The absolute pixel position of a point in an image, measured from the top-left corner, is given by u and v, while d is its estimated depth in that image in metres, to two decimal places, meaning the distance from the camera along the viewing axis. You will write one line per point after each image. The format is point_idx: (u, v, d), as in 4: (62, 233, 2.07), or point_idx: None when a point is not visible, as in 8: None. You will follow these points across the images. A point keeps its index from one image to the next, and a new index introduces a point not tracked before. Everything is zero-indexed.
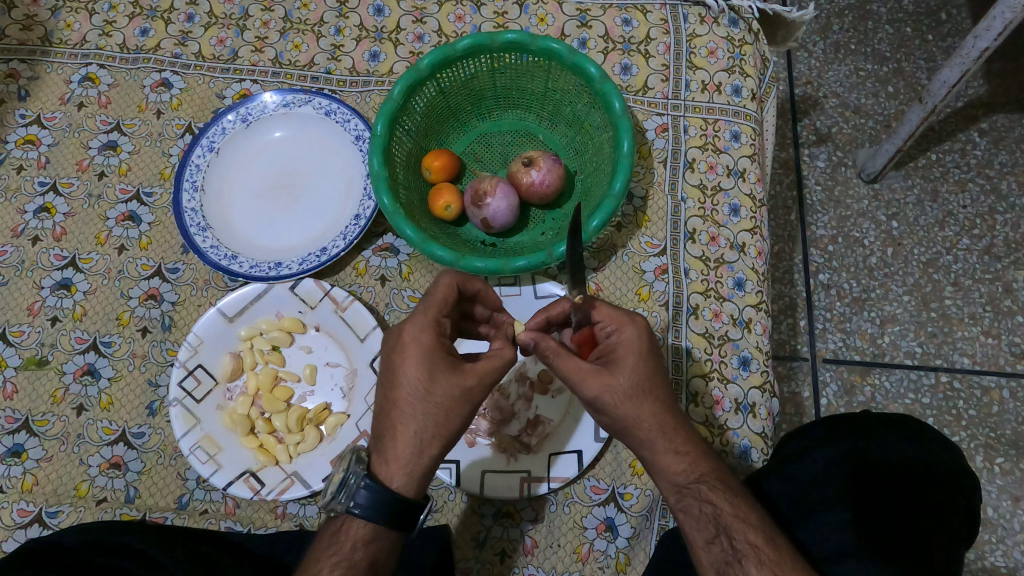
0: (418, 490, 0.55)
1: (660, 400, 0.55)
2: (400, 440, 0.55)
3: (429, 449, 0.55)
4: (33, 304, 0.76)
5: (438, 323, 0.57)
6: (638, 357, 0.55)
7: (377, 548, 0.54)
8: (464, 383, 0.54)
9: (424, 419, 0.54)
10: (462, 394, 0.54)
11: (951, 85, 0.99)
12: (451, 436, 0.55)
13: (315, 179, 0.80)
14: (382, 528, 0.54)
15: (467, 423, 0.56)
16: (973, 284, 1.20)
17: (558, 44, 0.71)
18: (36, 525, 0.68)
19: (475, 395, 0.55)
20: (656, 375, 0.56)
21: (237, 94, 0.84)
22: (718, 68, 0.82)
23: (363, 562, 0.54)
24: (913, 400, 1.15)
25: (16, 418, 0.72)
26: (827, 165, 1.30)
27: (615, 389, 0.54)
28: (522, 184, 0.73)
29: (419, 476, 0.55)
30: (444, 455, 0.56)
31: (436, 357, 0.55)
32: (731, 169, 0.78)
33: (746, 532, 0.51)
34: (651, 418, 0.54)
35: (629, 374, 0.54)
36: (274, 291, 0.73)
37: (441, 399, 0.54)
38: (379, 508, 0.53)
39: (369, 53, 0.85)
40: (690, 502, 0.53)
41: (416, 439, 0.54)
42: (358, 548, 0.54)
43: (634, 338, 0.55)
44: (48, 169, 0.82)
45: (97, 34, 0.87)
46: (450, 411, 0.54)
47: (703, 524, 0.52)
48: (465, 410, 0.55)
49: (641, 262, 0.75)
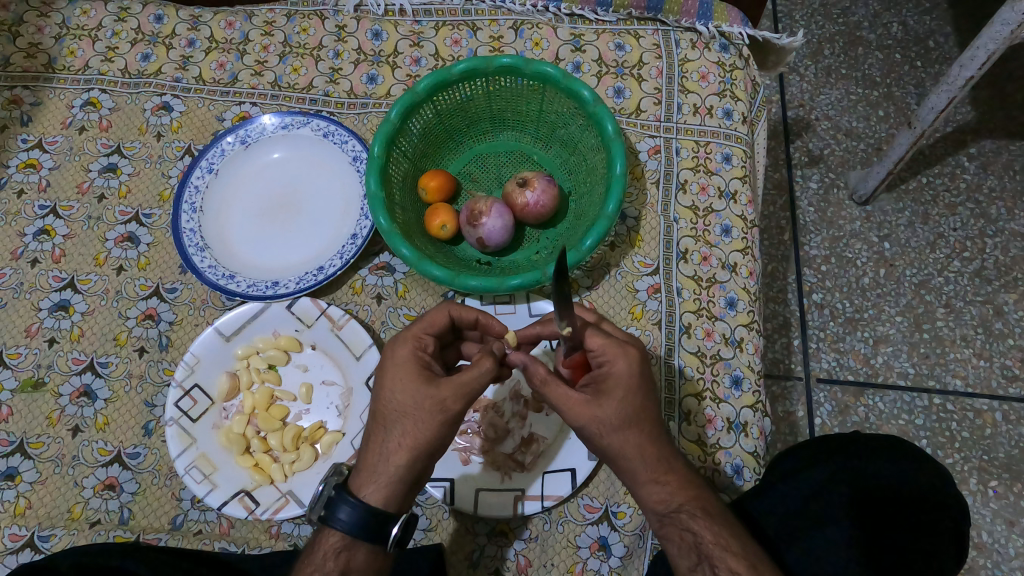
0: (388, 501, 0.55)
1: (644, 424, 0.55)
2: (372, 449, 0.56)
3: (395, 457, 0.55)
4: (30, 326, 0.77)
5: (420, 342, 0.59)
6: (625, 390, 0.54)
7: (348, 559, 0.54)
8: (435, 394, 0.55)
9: (395, 429, 0.55)
10: (432, 403, 0.55)
11: (938, 111, 1.01)
12: (421, 446, 0.55)
13: (313, 199, 0.81)
14: (355, 540, 0.54)
15: (443, 435, 0.56)
16: (965, 306, 1.21)
17: (552, 68, 0.73)
18: (28, 549, 0.67)
19: (449, 407, 0.55)
20: (642, 399, 0.55)
21: (236, 116, 0.86)
22: (709, 92, 0.83)
23: (334, 572, 0.54)
24: (907, 421, 1.15)
25: (10, 440, 0.72)
26: (819, 187, 1.31)
27: (600, 420, 0.54)
28: (517, 204, 0.74)
29: (389, 485, 0.55)
30: (417, 467, 0.56)
31: (411, 370, 0.56)
32: (723, 190, 0.79)
33: (728, 561, 0.51)
34: (636, 445, 0.54)
35: (614, 406, 0.54)
36: (272, 309, 0.74)
37: (411, 408, 0.55)
38: (348, 518, 0.54)
39: (367, 76, 0.87)
40: (671, 530, 0.54)
41: (383, 447, 0.55)
42: (329, 559, 0.54)
43: (623, 370, 0.55)
44: (49, 192, 0.83)
45: (100, 59, 0.89)
46: (418, 420, 0.55)
47: (685, 551, 0.53)
48: (435, 420, 0.55)
49: (635, 281, 0.76)
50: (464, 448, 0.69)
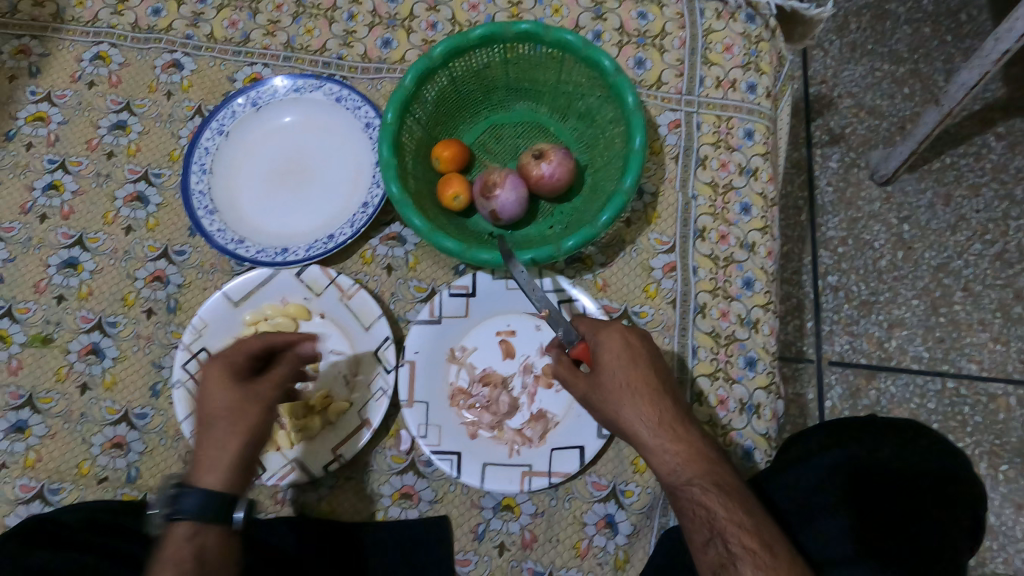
0: (230, 485, 0.55)
1: (649, 399, 0.59)
2: (206, 443, 0.56)
3: (232, 444, 0.56)
4: (40, 282, 0.76)
5: (231, 352, 0.59)
6: (621, 357, 0.61)
7: (201, 543, 0.53)
8: (254, 388, 0.58)
9: (228, 425, 0.56)
10: (239, 398, 0.57)
11: (969, 88, 0.97)
12: (256, 430, 0.57)
13: (323, 166, 0.80)
14: (204, 524, 0.53)
15: (265, 424, 0.58)
16: (984, 290, 1.19)
17: (572, 36, 0.71)
18: (38, 500, 0.68)
19: (264, 393, 0.58)
20: (646, 377, 0.60)
21: (247, 77, 0.84)
22: (733, 64, 0.81)
23: (191, 561, 0.51)
24: (918, 405, 1.14)
25: (20, 394, 0.72)
26: (838, 166, 1.29)
27: (601, 388, 0.61)
28: (532, 176, 0.73)
29: (227, 471, 0.55)
30: (247, 451, 0.57)
31: (228, 376, 0.58)
32: (743, 167, 0.77)
33: (739, 535, 0.52)
34: (644, 419, 0.59)
35: (613, 375, 0.60)
36: (280, 276, 0.73)
37: (227, 403, 0.57)
38: (204, 505, 0.53)
39: (382, 40, 0.84)
40: (685, 504, 0.56)
41: (218, 440, 0.56)
42: (183, 546, 0.52)
43: (618, 341, 0.61)
44: (57, 147, 0.81)
45: (109, 12, 0.86)
46: (243, 410, 0.57)
47: (698, 526, 0.54)
48: (259, 409, 0.57)
49: (650, 259, 0.75)
50: (471, 422, 0.69)
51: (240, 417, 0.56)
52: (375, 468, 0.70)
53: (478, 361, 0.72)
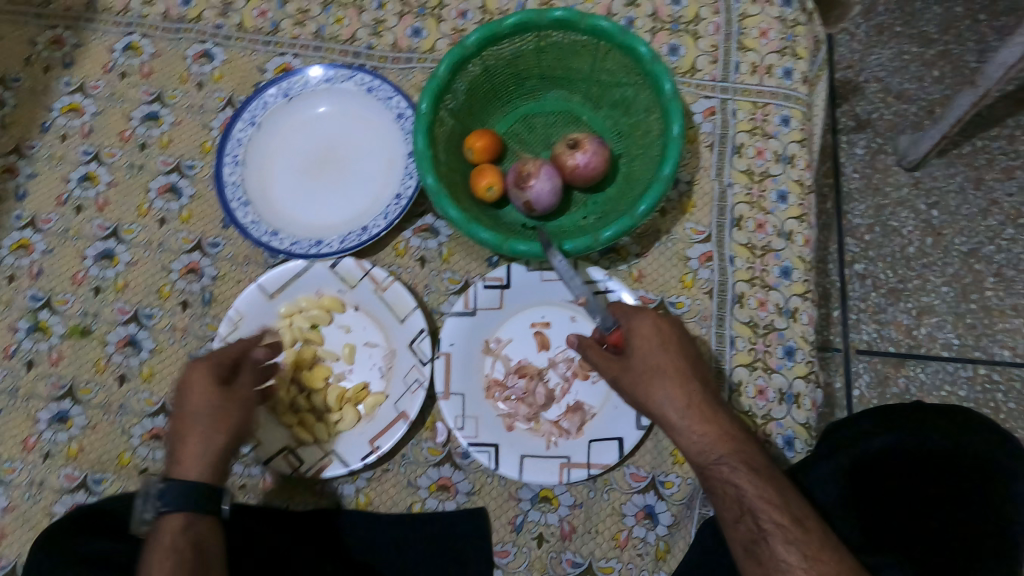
0: (214, 477, 0.60)
1: (676, 380, 0.60)
2: (190, 439, 0.60)
3: (216, 438, 0.60)
4: (76, 273, 0.76)
5: (213, 355, 0.64)
6: (647, 341, 0.61)
7: (195, 533, 0.56)
8: (239, 391, 0.63)
9: (206, 420, 0.61)
10: (228, 395, 0.62)
11: (1009, 67, 0.95)
12: (236, 429, 0.61)
13: (355, 157, 0.79)
14: (195, 515, 0.57)
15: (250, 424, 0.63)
16: (1016, 276, 1.17)
17: (608, 23, 0.70)
18: (83, 490, 0.69)
19: (253, 396, 0.63)
20: (672, 358, 0.61)
21: (278, 68, 0.83)
22: (769, 49, 0.79)
23: (187, 547, 0.55)
24: (948, 393, 1.13)
25: (61, 385, 0.73)
26: (865, 153, 1.27)
27: (629, 371, 0.61)
28: (566, 167, 0.72)
29: (210, 466, 0.60)
30: (232, 447, 0.61)
31: (212, 376, 0.62)
32: (780, 154, 0.76)
33: (771, 512, 0.53)
34: (670, 400, 0.59)
35: (640, 358, 0.61)
36: (315, 269, 0.73)
37: (218, 403, 0.61)
38: (180, 493, 0.57)
39: (411, 29, 0.83)
40: (715, 482, 0.57)
41: (205, 433, 0.60)
42: (175, 538, 0.55)
43: (644, 324, 0.62)
44: (91, 138, 0.81)
45: (140, 2, 0.85)
46: (228, 410, 0.61)
47: (729, 503, 0.55)
48: (244, 408, 0.62)
49: (686, 249, 0.74)
50: (507, 414, 0.69)
51: (215, 421, 0.61)
52: (412, 460, 0.70)
53: (514, 352, 0.71)
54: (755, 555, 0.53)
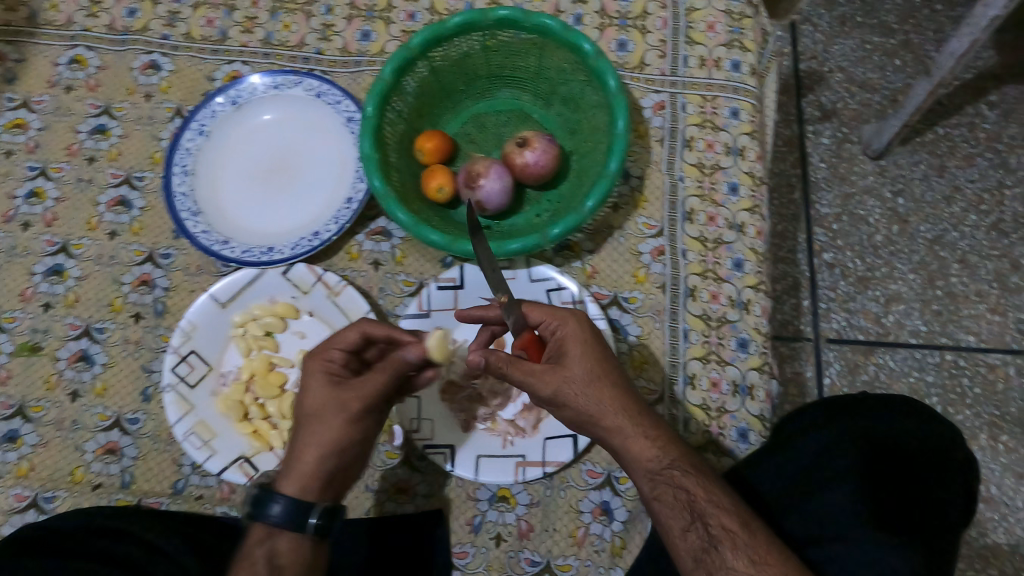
0: (306, 493, 0.59)
1: (616, 387, 0.58)
2: (303, 449, 0.60)
3: (306, 455, 0.59)
4: (25, 290, 0.76)
5: (331, 354, 0.63)
6: (582, 346, 0.59)
7: (272, 546, 0.56)
8: (342, 396, 0.60)
9: (308, 433, 0.60)
10: (338, 407, 0.60)
11: (959, 57, 0.96)
12: (334, 444, 0.59)
13: (307, 163, 0.79)
14: (278, 529, 0.56)
15: (354, 442, 0.60)
16: (980, 261, 1.18)
17: (552, 20, 0.70)
18: (33, 510, 0.68)
19: (349, 406, 0.60)
20: (608, 363, 0.59)
21: (227, 76, 0.83)
22: (717, 43, 0.79)
23: (261, 561, 0.55)
24: (917, 378, 1.14)
25: (11, 404, 0.72)
26: (831, 142, 1.28)
27: (572, 379, 0.57)
28: (516, 165, 0.72)
29: (304, 479, 0.59)
30: (334, 463, 0.60)
31: (333, 380, 0.62)
32: (730, 147, 0.76)
33: (720, 517, 0.53)
34: (611, 404, 0.57)
35: (579, 364, 0.58)
36: (267, 276, 0.72)
37: (321, 410, 0.60)
38: (289, 514, 0.56)
39: (360, 32, 0.83)
40: (664, 489, 0.55)
41: (314, 447, 0.59)
42: (257, 547, 0.56)
43: (577, 331, 0.59)
44: (38, 153, 0.81)
45: (84, 14, 0.85)
46: (325, 423, 0.60)
47: (678, 511, 0.54)
48: (338, 420, 0.60)
49: (638, 244, 0.74)
50: (464, 415, 0.69)
51: (327, 428, 0.59)
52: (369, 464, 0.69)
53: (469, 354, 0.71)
54: (703, 564, 0.51)
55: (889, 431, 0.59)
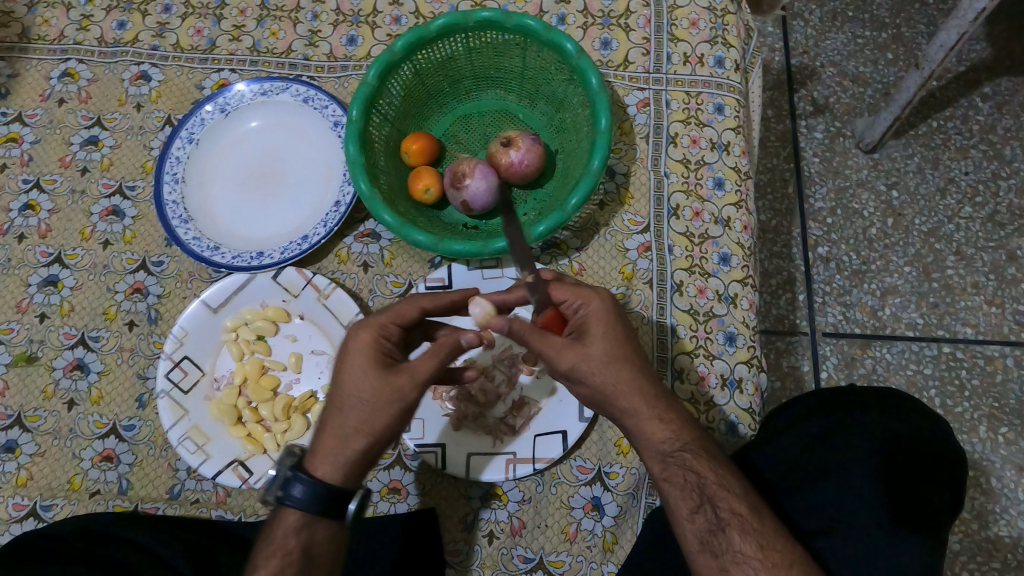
0: (346, 480, 0.55)
1: (638, 369, 0.56)
2: (328, 433, 0.55)
3: (355, 442, 0.55)
4: (21, 302, 0.77)
5: (383, 325, 0.58)
6: (605, 327, 0.56)
7: (309, 535, 0.54)
8: (397, 383, 0.54)
9: (353, 415, 0.54)
10: (390, 392, 0.54)
11: (949, 48, 0.96)
12: (380, 432, 0.55)
13: (295, 168, 0.80)
14: (314, 517, 0.54)
15: (400, 425, 0.56)
16: (976, 253, 1.18)
17: (534, 20, 0.71)
18: (31, 518, 0.68)
19: (408, 394, 0.55)
20: (630, 346, 0.56)
21: (216, 84, 0.84)
22: (700, 39, 0.80)
23: (296, 550, 0.53)
24: (914, 371, 1.13)
25: (8, 414, 0.73)
26: (824, 136, 1.28)
27: (591, 357, 0.55)
28: (501, 165, 0.73)
29: (345, 466, 0.55)
30: (375, 449, 0.56)
31: (375, 358, 0.56)
32: (715, 142, 0.77)
33: (730, 501, 0.52)
34: (628, 386, 0.55)
35: (600, 345, 0.55)
36: (257, 279, 0.73)
37: (371, 396, 0.54)
38: (310, 499, 0.54)
39: (347, 37, 0.84)
40: (675, 471, 0.53)
41: (343, 432, 0.55)
42: (290, 537, 0.54)
43: (600, 309, 0.57)
44: (31, 166, 0.82)
45: (75, 28, 0.87)
46: (376, 410, 0.54)
47: (686, 493, 0.53)
48: (394, 409, 0.54)
49: (624, 240, 0.75)
50: (453, 413, 0.69)
51: (376, 411, 0.54)
52: None
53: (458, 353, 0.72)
54: (709, 547, 0.51)
55: (880, 424, 0.59)
